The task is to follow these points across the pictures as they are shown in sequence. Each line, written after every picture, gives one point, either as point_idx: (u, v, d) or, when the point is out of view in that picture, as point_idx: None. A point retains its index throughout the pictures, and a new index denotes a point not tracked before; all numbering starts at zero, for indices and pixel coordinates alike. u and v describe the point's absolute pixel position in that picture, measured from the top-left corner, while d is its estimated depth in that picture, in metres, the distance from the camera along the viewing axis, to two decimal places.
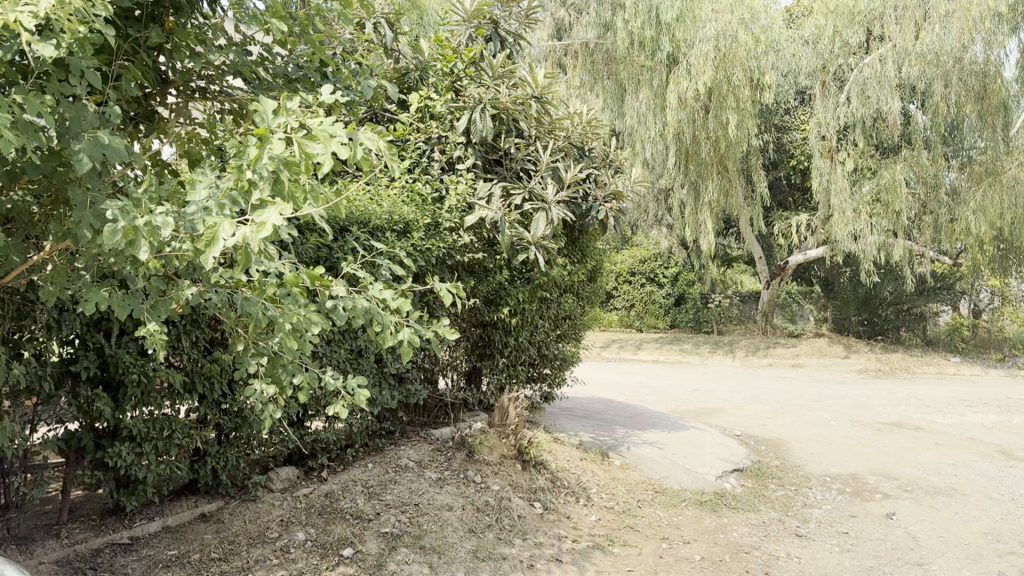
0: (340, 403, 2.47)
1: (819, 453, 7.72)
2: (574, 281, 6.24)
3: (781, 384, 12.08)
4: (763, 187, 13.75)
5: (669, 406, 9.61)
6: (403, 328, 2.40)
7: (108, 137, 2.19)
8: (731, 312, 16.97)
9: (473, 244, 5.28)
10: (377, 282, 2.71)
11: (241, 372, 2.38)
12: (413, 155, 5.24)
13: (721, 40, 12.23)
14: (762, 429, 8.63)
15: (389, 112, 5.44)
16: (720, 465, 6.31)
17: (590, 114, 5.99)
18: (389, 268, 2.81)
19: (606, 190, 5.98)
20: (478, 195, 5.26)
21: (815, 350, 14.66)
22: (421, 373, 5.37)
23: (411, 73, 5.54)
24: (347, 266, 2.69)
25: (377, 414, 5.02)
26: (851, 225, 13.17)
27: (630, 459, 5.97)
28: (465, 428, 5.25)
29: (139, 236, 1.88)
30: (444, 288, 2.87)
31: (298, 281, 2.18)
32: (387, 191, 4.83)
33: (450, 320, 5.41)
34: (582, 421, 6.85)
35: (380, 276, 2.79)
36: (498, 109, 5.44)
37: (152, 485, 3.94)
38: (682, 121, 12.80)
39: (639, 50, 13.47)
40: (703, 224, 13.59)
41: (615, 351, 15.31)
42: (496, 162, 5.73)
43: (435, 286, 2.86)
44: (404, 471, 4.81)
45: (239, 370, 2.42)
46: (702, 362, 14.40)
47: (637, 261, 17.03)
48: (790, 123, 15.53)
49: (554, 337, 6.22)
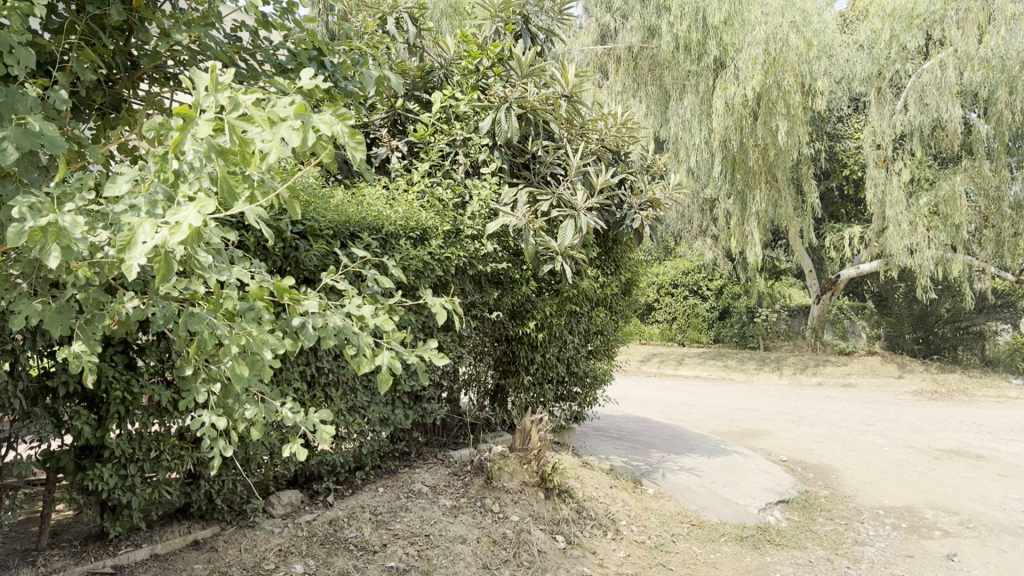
0: (307, 438, 2.11)
1: (872, 482, 7.19)
2: (606, 293, 5.86)
3: (830, 405, 11.50)
4: (814, 197, 13.19)
5: (710, 427, 9.14)
6: (384, 350, 2.04)
7: (40, 123, 1.84)
8: (778, 326, 16.35)
9: (497, 253, 4.93)
10: (362, 296, 2.35)
11: (191, 399, 2.03)
12: (435, 159, 4.95)
13: (771, 44, 11.67)
14: (810, 454, 8.11)
15: (412, 113, 5.21)
16: (764, 495, 5.84)
17: (626, 114, 5.57)
18: (377, 280, 2.47)
19: (641, 197, 5.56)
20: (502, 200, 4.93)
21: (867, 369, 13.99)
22: (440, 390, 5.03)
23: (435, 71, 5.27)
24: (328, 277, 2.34)
25: (390, 435, 4.69)
26: (907, 238, 12.51)
27: (665, 487, 5.54)
28: (485, 452, 4.89)
29: (45, 239, 1.54)
30: (439, 302, 2.51)
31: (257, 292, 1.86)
32: (404, 197, 4.53)
33: (471, 334, 5.08)
34: (615, 443, 6.45)
35: (368, 290, 2.44)
36: (524, 109, 5.08)
37: (139, 509, 3.62)
38: (729, 127, 12.34)
39: (685, 54, 13.05)
40: (749, 234, 13.07)
41: (655, 366, 14.87)
42: (524, 166, 5.38)
43: (429, 299, 2.50)
44: (416, 497, 4.46)
45: (193, 397, 2.07)
46: (747, 379, 13.86)
47: (679, 272, 16.61)
48: (843, 131, 14.95)
49: (585, 353, 5.85)
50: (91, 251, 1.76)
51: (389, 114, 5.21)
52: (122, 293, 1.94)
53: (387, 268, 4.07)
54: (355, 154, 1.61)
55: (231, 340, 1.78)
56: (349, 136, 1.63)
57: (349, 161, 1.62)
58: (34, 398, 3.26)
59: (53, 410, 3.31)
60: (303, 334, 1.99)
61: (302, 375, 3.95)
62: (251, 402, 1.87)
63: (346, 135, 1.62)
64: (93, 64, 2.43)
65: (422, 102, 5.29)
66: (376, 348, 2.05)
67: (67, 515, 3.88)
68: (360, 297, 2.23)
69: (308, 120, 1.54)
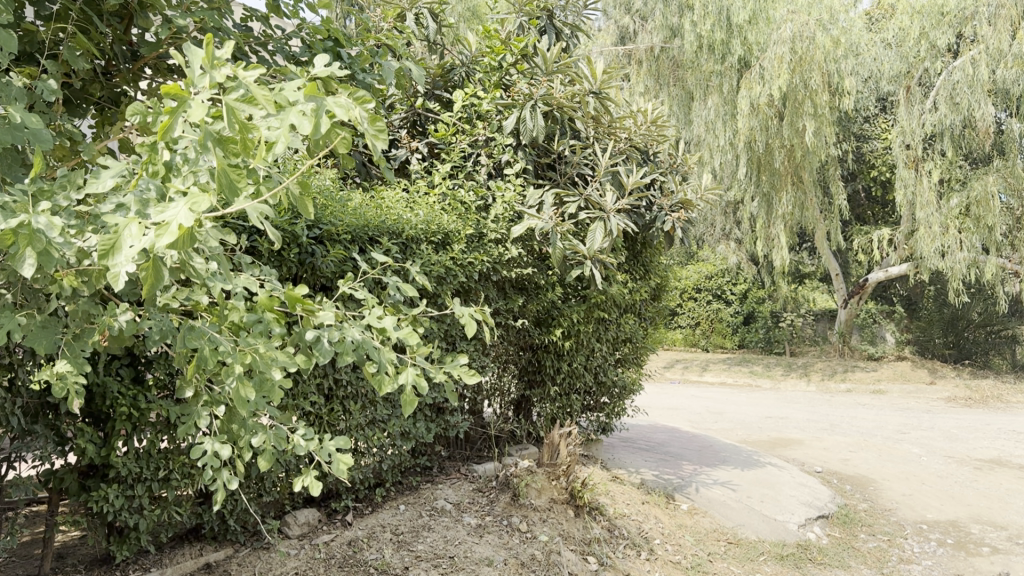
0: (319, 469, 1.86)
1: (912, 495, 6.89)
2: (636, 299, 5.62)
3: (861, 412, 11.18)
4: (841, 199, 12.88)
5: (739, 436, 8.86)
6: (407, 368, 1.80)
7: (23, 115, 1.58)
8: (803, 332, 16.01)
9: (523, 258, 4.71)
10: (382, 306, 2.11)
11: (190, 424, 1.79)
12: (457, 159, 4.74)
13: (797, 43, 11.38)
14: (845, 465, 7.82)
15: (433, 112, 5.01)
16: (803, 511, 5.57)
17: (656, 112, 5.35)
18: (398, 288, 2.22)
19: (672, 199, 5.30)
20: (526, 202, 4.71)
21: (897, 375, 13.63)
22: (463, 402, 4.81)
23: (457, 70, 5.04)
24: (343, 285, 2.11)
25: (411, 449, 4.47)
26: (938, 241, 12.16)
27: (699, 503, 5.28)
28: (511, 467, 4.66)
29: (18, 243, 1.33)
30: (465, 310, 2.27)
31: (266, 302, 1.64)
32: (425, 200, 4.34)
33: (495, 343, 4.86)
34: (645, 456, 6.19)
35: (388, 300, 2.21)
36: (550, 106, 4.85)
37: (147, 532, 3.41)
38: (755, 128, 12.07)
39: (708, 55, 12.82)
40: (775, 237, 12.80)
41: (679, 372, 14.60)
42: (550, 167, 5.15)
43: (455, 308, 2.27)
44: (439, 516, 4.23)
45: (191, 422, 1.83)
46: (773, 386, 13.54)
47: (702, 277, 16.35)
48: (870, 132, 14.65)
49: (613, 361, 5.61)
50: (79, 259, 1.55)
51: (409, 114, 5.00)
52: (114, 304, 1.71)
53: (408, 274, 3.86)
54: (375, 141, 1.38)
55: (236, 360, 1.56)
56: (369, 122, 1.40)
57: (369, 150, 1.39)
58: (34, 415, 3.06)
59: (55, 426, 3.10)
60: (318, 349, 1.77)
61: (320, 387, 3.78)
62: (258, 428, 1.65)
63: (365, 120, 1.39)
64: (87, 53, 2.23)
65: (442, 100, 5.08)
66: (400, 364, 1.82)
67: (71, 536, 3.68)
68: (381, 307, 2.00)
69: (321, 104, 1.32)
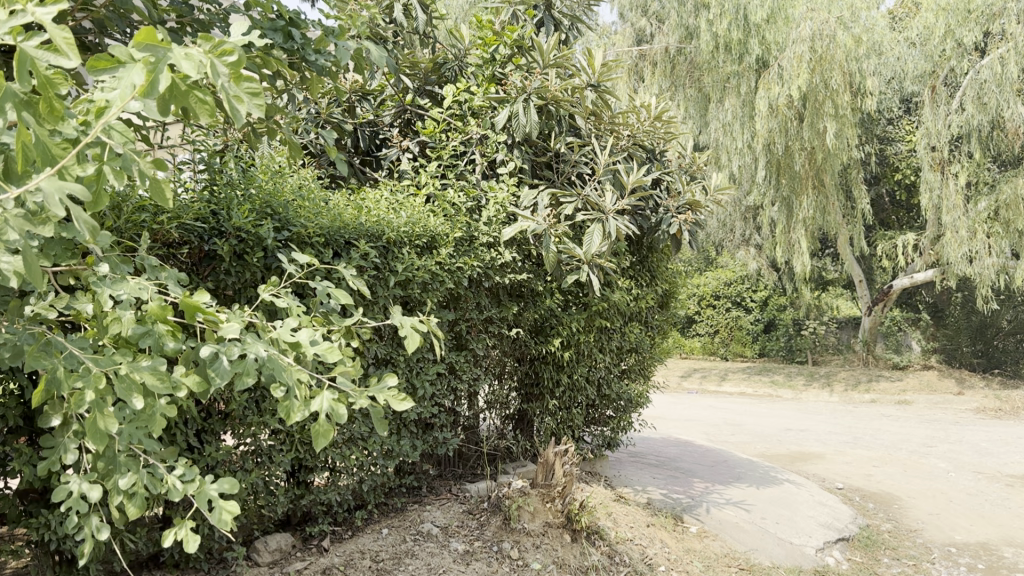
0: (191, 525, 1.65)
1: (939, 514, 6.48)
2: (641, 307, 5.29)
3: (885, 424, 10.73)
4: (864, 203, 12.47)
5: (757, 450, 8.49)
6: (322, 393, 1.48)
7: None
8: (826, 339, 15.57)
9: (517, 263, 4.42)
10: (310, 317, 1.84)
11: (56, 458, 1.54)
12: (448, 158, 4.46)
13: (817, 41, 11.00)
14: (868, 481, 7.43)
15: (423, 108, 4.72)
16: (822, 533, 5.20)
17: (661, 106, 4.94)
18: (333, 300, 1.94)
19: (679, 200, 4.95)
20: (520, 203, 4.43)
21: (923, 385, 13.15)
22: (454, 418, 4.50)
23: (449, 64, 4.75)
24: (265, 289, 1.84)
25: (396, 468, 4.15)
26: (965, 245, 11.70)
27: (709, 525, 4.91)
28: (504, 486, 4.32)
29: None
30: (409, 327, 2.00)
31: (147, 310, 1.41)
32: (411, 202, 4.06)
33: (489, 354, 4.56)
34: (654, 472, 5.85)
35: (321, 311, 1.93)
36: (544, 100, 4.51)
37: (95, 561, 3.10)
38: (774, 130, 11.70)
39: (725, 55, 12.48)
40: (796, 243, 12.39)
41: (697, 382, 14.22)
42: (548, 166, 4.85)
43: (398, 323, 2.00)
44: (424, 541, 3.92)
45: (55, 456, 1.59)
46: (795, 397, 13.12)
47: (721, 283, 15.97)
48: (893, 134, 14.29)
49: (617, 373, 5.28)
50: None
51: (400, 111, 4.74)
52: None
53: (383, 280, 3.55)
54: (234, 102, 1.12)
55: (87, 385, 1.29)
56: (232, 81, 1.15)
57: (228, 116, 1.13)
58: None
59: None
60: (212, 369, 1.46)
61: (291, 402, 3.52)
62: (131, 465, 1.41)
63: (224, 77, 1.13)
64: None
65: (434, 97, 4.81)
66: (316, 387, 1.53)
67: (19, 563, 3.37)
68: (310, 319, 1.71)
69: (160, 56, 1.09)
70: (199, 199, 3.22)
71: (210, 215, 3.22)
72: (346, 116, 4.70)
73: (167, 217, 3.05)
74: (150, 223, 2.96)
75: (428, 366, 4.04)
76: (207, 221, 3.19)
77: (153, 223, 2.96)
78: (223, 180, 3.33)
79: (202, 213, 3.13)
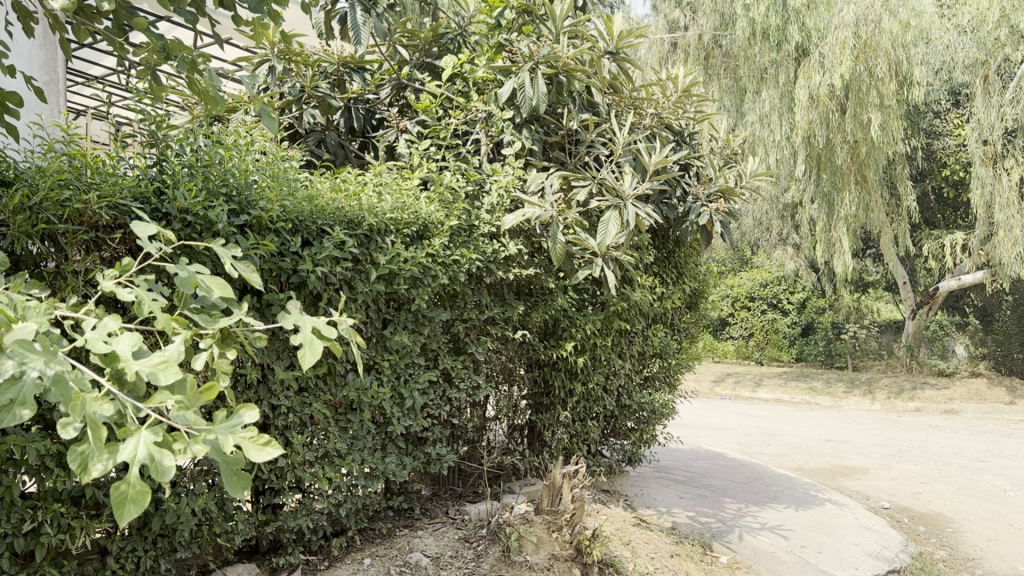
0: None
1: (999, 540, 5.83)
2: (667, 307, 4.73)
3: (931, 435, 10.02)
4: (910, 200, 11.78)
5: (795, 463, 7.90)
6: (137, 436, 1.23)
7: None
8: (867, 344, 14.80)
9: (523, 256, 3.91)
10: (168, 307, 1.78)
11: None
12: (447, 137, 3.94)
13: (862, 26, 10.31)
14: (917, 501, 6.78)
15: (419, 80, 4.18)
16: (871, 566, 4.58)
17: (690, 79, 4.41)
18: (204, 295, 1.87)
19: (711, 186, 4.36)
20: (527, 188, 3.92)
21: (972, 394, 12.34)
22: (450, 433, 3.96)
23: (449, 34, 4.22)
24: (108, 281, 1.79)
25: (382, 489, 3.65)
26: (1020, 245, 10.91)
27: (741, 554, 4.33)
28: (505, 511, 3.77)
29: None
30: (308, 322, 1.87)
31: None
32: (403, 184, 3.56)
33: (491, 359, 4.02)
34: (680, 492, 5.30)
35: (189, 306, 1.85)
36: (555, 68, 3.94)
37: None
38: (814, 121, 11.00)
39: (763, 42, 11.78)
40: (837, 241, 11.68)
41: (730, 388, 13.65)
42: (561, 148, 4.32)
43: (300, 321, 1.85)
44: (411, 574, 3.40)
45: None
46: (833, 405, 12.45)
47: (757, 284, 15.39)
48: (941, 128, 13.57)
49: (639, 381, 4.73)
50: None
51: (394, 85, 4.17)
52: None
53: (332, 267, 3.06)
54: None
55: None
56: None
57: None
58: None
59: None
60: None
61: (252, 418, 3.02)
62: None
63: None
64: None
65: (435, 72, 4.27)
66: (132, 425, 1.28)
67: None
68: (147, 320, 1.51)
69: None
70: (143, 175, 2.76)
71: (154, 195, 2.74)
72: (335, 92, 4.20)
73: (98, 195, 2.59)
74: (76, 202, 2.51)
75: (419, 373, 3.58)
76: (149, 201, 2.70)
77: (79, 201, 2.52)
78: (175, 154, 2.87)
79: (143, 190, 2.66)
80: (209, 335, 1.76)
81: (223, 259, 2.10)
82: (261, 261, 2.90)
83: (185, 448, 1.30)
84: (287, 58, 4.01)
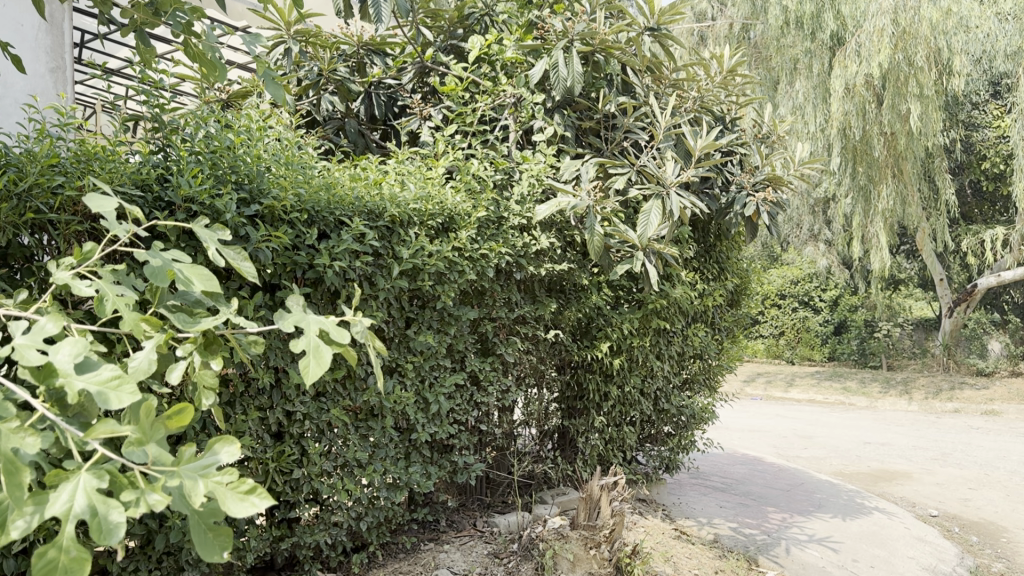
0: None
1: None
2: (708, 304, 4.44)
3: (974, 438, 9.61)
4: (949, 193, 11.36)
5: (834, 467, 7.57)
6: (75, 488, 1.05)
7: None
8: (902, 342, 14.35)
9: (556, 250, 3.64)
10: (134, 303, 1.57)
11: None
12: (473, 123, 3.68)
13: (901, 13, 9.91)
14: (967, 509, 6.42)
15: (444, 62, 3.92)
16: None
17: (736, 59, 4.11)
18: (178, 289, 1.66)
19: (756, 175, 4.07)
20: (560, 177, 3.65)
21: (1014, 394, 11.88)
22: (477, 440, 3.70)
23: (474, 12, 3.95)
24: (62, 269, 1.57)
25: (406, 500, 3.39)
26: None
27: (789, 569, 4.03)
28: (537, 524, 3.50)
29: None
30: (312, 321, 1.62)
31: None
32: (427, 173, 3.30)
33: (521, 361, 3.76)
34: (720, 500, 5.01)
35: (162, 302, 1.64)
36: (590, 46, 3.65)
37: None
38: (850, 113, 10.60)
39: (796, 31, 11.45)
40: (875, 237, 11.26)
41: (762, 388, 13.32)
42: (596, 135, 4.05)
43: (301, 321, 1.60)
44: None
45: None
46: (869, 405, 12.05)
47: (788, 281, 15.02)
48: (980, 120, 13.12)
49: (677, 384, 4.44)
50: None
51: (416, 68, 3.90)
52: None
53: (348, 261, 2.81)
54: None
55: None
56: None
57: None
58: None
59: None
60: None
61: (265, 426, 2.77)
62: None
63: None
64: None
65: (461, 54, 4.01)
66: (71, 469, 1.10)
67: None
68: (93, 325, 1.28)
69: None
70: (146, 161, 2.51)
71: (157, 182, 2.49)
72: (354, 76, 3.96)
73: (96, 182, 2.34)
74: (69, 189, 2.27)
75: (445, 376, 3.32)
76: (151, 188, 2.45)
77: (73, 188, 2.27)
78: (182, 139, 2.59)
79: (143, 177, 2.40)
80: (189, 339, 1.56)
81: (208, 244, 1.84)
82: (270, 256, 2.66)
83: (137, 498, 1.11)
84: (303, 40, 3.74)
